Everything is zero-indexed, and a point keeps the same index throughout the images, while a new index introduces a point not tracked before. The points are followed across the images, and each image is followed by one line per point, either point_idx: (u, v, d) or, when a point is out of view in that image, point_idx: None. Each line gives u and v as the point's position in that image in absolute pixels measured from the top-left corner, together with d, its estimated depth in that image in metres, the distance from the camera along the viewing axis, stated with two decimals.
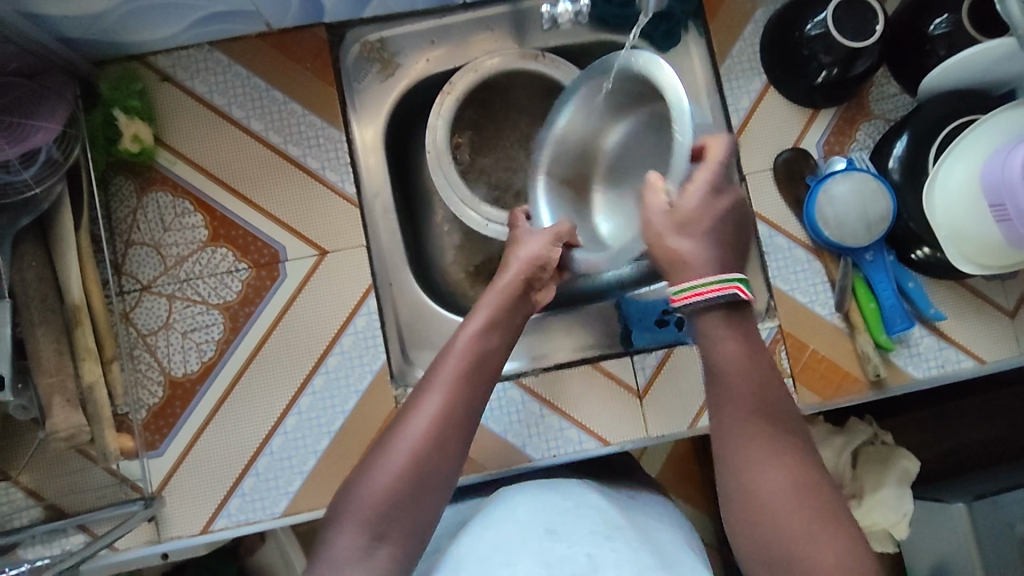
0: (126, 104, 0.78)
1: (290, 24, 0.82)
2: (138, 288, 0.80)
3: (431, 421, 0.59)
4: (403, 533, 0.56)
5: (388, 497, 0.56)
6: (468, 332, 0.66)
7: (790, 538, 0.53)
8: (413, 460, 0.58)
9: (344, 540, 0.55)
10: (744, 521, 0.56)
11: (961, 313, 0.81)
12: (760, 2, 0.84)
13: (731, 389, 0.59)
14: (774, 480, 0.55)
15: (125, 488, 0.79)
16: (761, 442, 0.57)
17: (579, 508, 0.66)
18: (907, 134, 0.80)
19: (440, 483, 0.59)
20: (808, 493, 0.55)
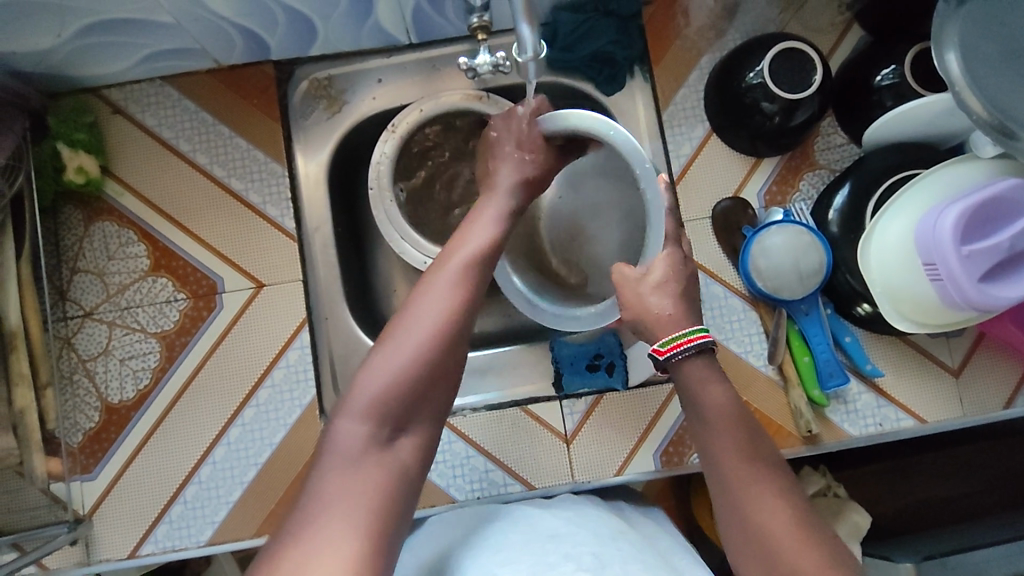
0: (70, 137, 0.81)
1: (238, 62, 0.84)
2: (80, 314, 0.82)
3: (445, 311, 0.59)
4: (421, 424, 0.57)
5: (407, 373, 0.56)
6: (472, 238, 0.67)
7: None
8: (434, 339, 0.58)
9: (363, 428, 0.54)
10: (754, 561, 0.53)
11: (902, 370, 0.80)
12: (705, 49, 0.84)
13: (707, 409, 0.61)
14: (778, 517, 0.53)
15: (56, 510, 0.79)
16: (763, 476, 0.56)
17: (580, 519, 0.66)
18: (849, 185, 0.78)
19: (452, 376, 0.59)
20: (814, 530, 0.53)
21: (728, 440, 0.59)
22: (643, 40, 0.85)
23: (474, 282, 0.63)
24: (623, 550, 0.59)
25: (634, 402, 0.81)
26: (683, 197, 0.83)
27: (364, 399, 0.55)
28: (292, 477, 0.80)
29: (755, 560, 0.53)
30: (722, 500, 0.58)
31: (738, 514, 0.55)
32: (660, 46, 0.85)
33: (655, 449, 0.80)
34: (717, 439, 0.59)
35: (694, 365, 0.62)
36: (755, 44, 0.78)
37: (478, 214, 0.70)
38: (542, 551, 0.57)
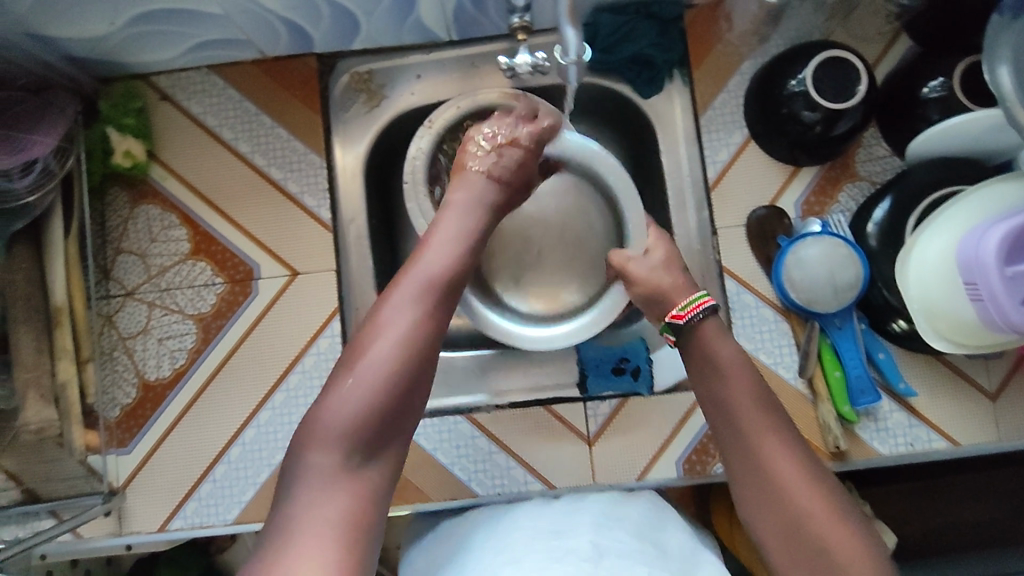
0: (120, 122, 0.84)
1: (283, 53, 0.86)
2: (122, 294, 0.85)
3: (406, 332, 0.59)
4: (390, 449, 0.57)
5: (370, 399, 0.56)
6: (433, 255, 0.65)
7: (811, 523, 0.56)
8: (396, 363, 0.57)
9: (329, 457, 0.55)
10: (762, 507, 0.59)
11: (936, 390, 0.78)
12: (747, 54, 0.83)
13: (732, 403, 0.63)
14: (789, 467, 0.59)
15: (92, 481, 0.82)
16: (770, 430, 0.61)
17: (582, 507, 0.67)
18: (890, 197, 0.76)
19: (417, 396, 0.59)
20: (819, 477, 0.59)
21: (737, 393, 0.63)
22: (684, 43, 0.84)
23: (431, 300, 0.62)
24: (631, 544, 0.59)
25: (658, 407, 0.81)
26: (717, 203, 0.82)
27: (328, 430, 0.55)
28: None
29: (761, 507, 0.59)
30: (735, 462, 0.62)
31: (748, 464, 0.60)
32: (701, 50, 0.84)
33: (678, 456, 0.79)
34: (726, 393, 0.64)
35: (709, 326, 0.67)
36: (799, 51, 0.77)
37: (440, 228, 0.68)
38: (550, 554, 0.58)
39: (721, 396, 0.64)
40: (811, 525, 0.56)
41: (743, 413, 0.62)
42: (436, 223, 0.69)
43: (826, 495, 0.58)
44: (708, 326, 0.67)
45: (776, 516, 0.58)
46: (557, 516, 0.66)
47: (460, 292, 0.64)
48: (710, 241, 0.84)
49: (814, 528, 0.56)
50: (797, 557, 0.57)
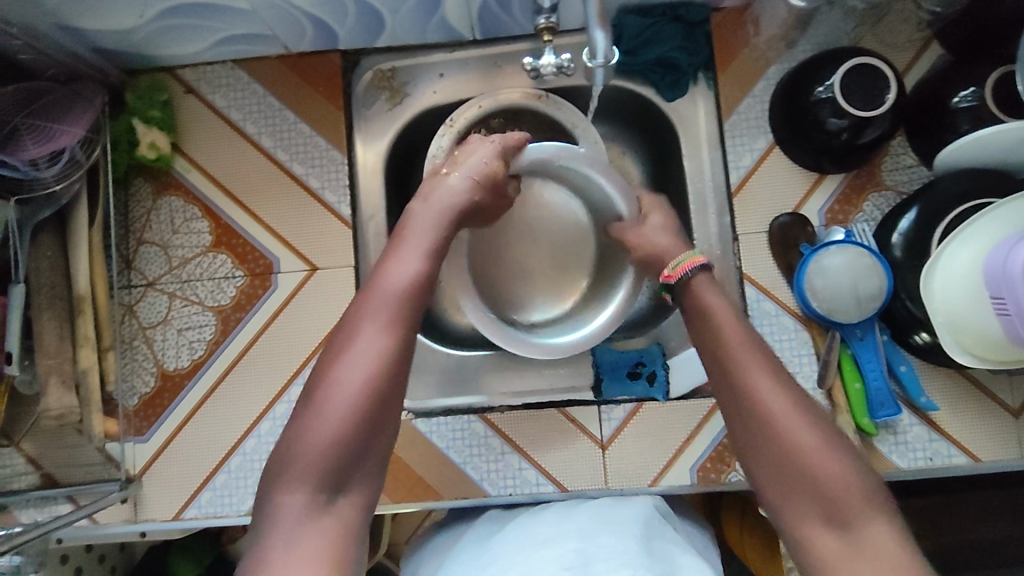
0: (146, 115, 0.84)
1: (307, 49, 0.86)
2: (143, 284, 0.86)
3: (376, 356, 0.55)
4: (360, 483, 0.54)
5: (341, 432, 0.53)
6: (395, 274, 0.61)
7: (800, 450, 0.54)
8: (365, 389, 0.54)
9: (298, 500, 0.51)
10: (749, 438, 0.56)
11: (958, 404, 0.77)
12: (774, 59, 0.82)
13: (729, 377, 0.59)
14: (774, 392, 0.56)
15: (109, 468, 0.84)
16: (757, 357, 0.59)
17: (573, 510, 0.69)
18: (916, 208, 0.75)
19: (387, 424, 0.55)
20: (807, 402, 0.56)
21: (725, 325, 0.61)
22: (710, 47, 0.84)
23: (394, 324, 0.58)
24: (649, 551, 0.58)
25: (676, 414, 0.80)
26: (739, 209, 0.81)
27: (296, 471, 0.52)
28: None
29: (748, 439, 0.57)
30: (737, 430, 0.58)
31: (733, 393, 0.58)
32: (727, 54, 0.83)
33: (692, 463, 0.79)
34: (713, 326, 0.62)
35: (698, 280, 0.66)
36: (827, 57, 0.76)
37: (404, 245, 0.65)
38: (531, 564, 0.58)
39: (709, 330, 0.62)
40: (799, 453, 0.54)
41: (733, 348, 0.60)
42: (402, 240, 0.66)
43: (815, 421, 0.55)
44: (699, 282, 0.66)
45: (763, 446, 0.55)
46: (546, 524, 0.66)
47: (426, 305, 0.61)
48: (731, 247, 0.83)
49: (823, 478, 0.52)
50: (785, 488, 0.54)
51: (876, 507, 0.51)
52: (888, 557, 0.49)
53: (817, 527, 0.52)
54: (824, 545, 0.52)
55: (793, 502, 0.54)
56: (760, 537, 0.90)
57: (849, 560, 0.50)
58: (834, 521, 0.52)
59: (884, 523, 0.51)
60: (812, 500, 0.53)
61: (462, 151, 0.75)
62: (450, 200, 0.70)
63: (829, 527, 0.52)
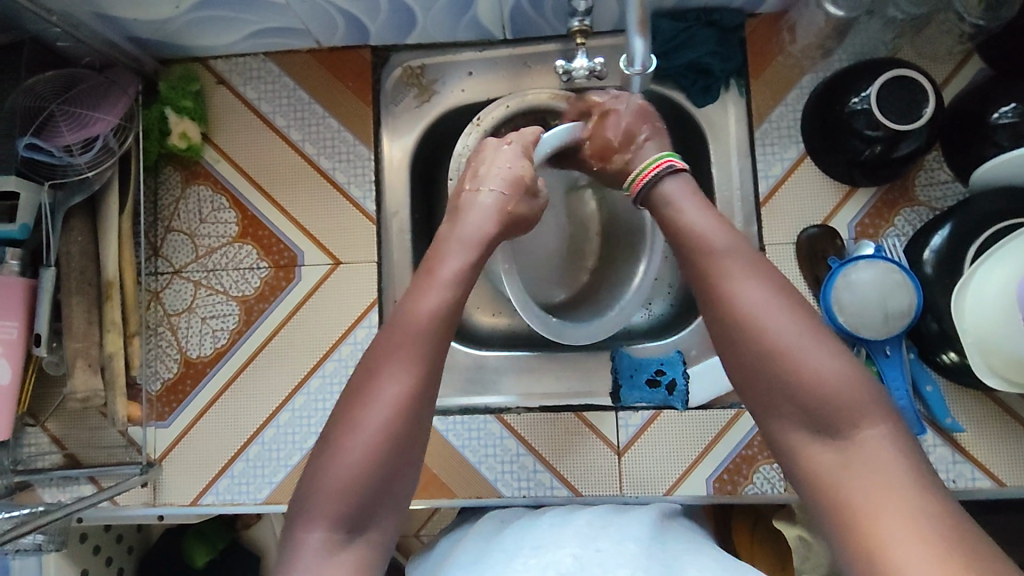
0: (178, 104, 0.85)
1: (339, 43, 0.87)
2: (170, 271, 0.87)
3: (394, 408, 0.55)
4: (379, 520, 0.54)
5: (357, 483, 0.53)
6: (422, 304, 0.60)
7: (787, 357, 0.53)
8: (383, 443, 0.54)
9: (317, 535, 0.52)
10: (734, 349, 0.56)
11: (985, 427, 0.75)
12: (809, 68, 0.81)
13: (716, 298, 0.57)
14: (762, 300, 0.55)
15: (131, 452, 0.85)
16: (741, 265, 0.58)
17: (570, 515, 0.67)
18: (949, 225, 0.73)
19: (409, 456, 0.56)
20: (795, 308, 0.55)
21: (709, 236, 0.60)
22: (743, 53, 0.83)
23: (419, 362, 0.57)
24: (664, 559, 0.58)
25: (695, 424, 0.80)
26: (766, 219, 0.81)
27: (322, 501, 0.52)
28: None
29: (735, 350, 0.56)
30: (722, 340, 0.57)
31: (718, 304, 0.57)
32: (761, 61, 0.82)
33: (708, 475, 0.79)
34: (697, 237, 0.61)
35: (663, 188, 0.67)
36: (864, 68, 0.74)
37: (430, 281, 0.62)
38: (526, 569, 0.55)
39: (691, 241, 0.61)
40: (781, 356, 0.53)
41: (720, 258, 0.59)
42: (430, 270, 0.64)
43: (803, 327, 0.54)
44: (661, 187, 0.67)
45: (748, 356, 0.55)
46: (539, 533, 0.63)
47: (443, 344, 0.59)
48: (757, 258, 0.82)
49: (813, 389, 0.52)
50: (774, 395, 0.54)
51: (871, 414, 0.51)
52: (882, 461, 0.49)
53: (806, 435, 0.52)
54: (817, 452, 0.52)
55: (783, 409, 0.53)
56: (771, 547, 0.90)
57: (842, 467, 0.50)
58: (821, 427, 0.51)
59: (877, 424, 0.50)
60: (801, 406, 0.52)
61: (491, 163, 0.75)
62: (480, 220, 0.69)
63: (815, 433, 0.52)
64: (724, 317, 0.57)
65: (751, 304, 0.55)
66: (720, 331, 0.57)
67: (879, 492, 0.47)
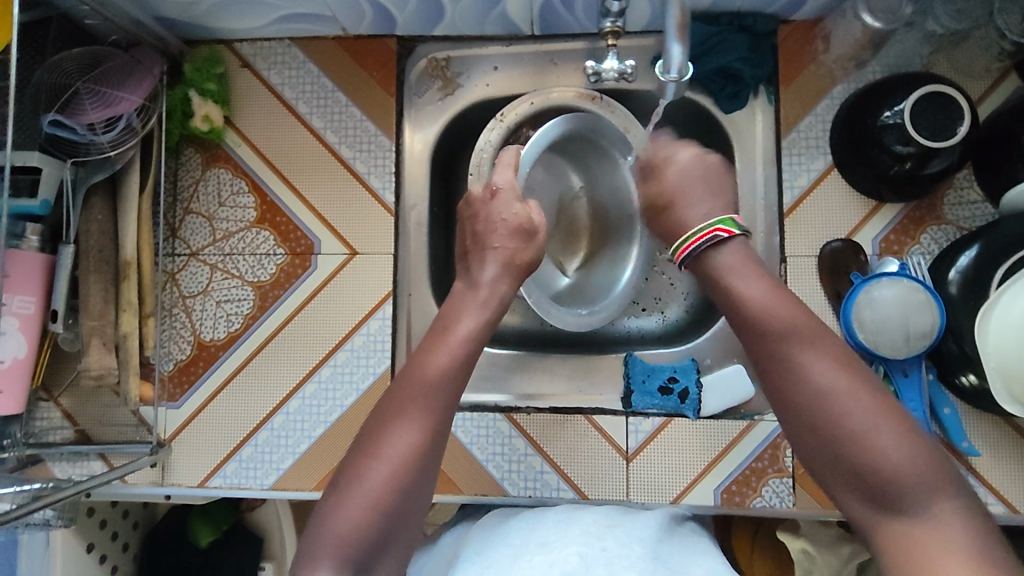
0: (202, 87, 0.85)
1: (365, 32, 0.86)
2: (187, 253, 0.87)
3: (405, 457, 0.55)
4: (386, 540, 0.54)
5: (366, 531, 0.53)
6: (435, 356, 0.61)
7: (856, 432, 0.52)
8: (391, 487, 0.54)
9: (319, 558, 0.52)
10: (801, 423, 0.55)
11: (1001, 452, 0.74)
12: (841, 77, 0.79)
13: (782, 373, 0.56)
14: (829, 375, 0.54)
15: (142, 431, 0.86)
16: (807, 340, 0.56)
17: (576, 512, 0.66)
18: (977, 246, 0.71)
19: (414, 489, 0.55)
20: (861, 380, 0.54)
21: (766, 311, 0.59)
22: (775, 59, 0.81)
23: (434, 409, 0.58)
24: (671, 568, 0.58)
25: (705, 434, 0.79)
26: (788, 230, 0.80)
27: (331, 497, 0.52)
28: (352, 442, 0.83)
29: (802, 425, 0.55)
30: (788, 412, 0.56)
31: (783, 375, 0.56)
32: (793, 68, 0.81)
33: (716, 485, 0.78)
34: (754, 311, 0.60)
35: (710, 253, 0.65)
36: (899, 82, 0.73)
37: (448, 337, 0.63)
38: (532, 568, 0.55)
39: (749, 308, 0.60)
40: (853, 428, 0.52)
41: (786, 326, 0.57)
42: (446, 328, 0.64)
43: (872, 398, 0.53)
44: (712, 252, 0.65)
45: (818, 428, 0.54)
46: (542, 531, 0.62)
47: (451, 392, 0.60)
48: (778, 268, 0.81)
49: (885, 463, 0.51)
50: (841, 470, 0.53)
51: (938, 485, 0.50)
52: (949, 537, 0.48)
53: (872, 510, 0.52)
54: (884, 528, 0.51)
55: (851, 485, 0.53)
56: (772, 557, 0.89)
57: (909, 544, 0.49)
58: (892, 504, 0.51)
59: (949, 500, 0.50)
60: (871, 483, 0.51)
61: None
62: (491, 278, 0.71)
63: (885, 510, 0.51)
64: (790, 393, 0.56)
65: (820, 378, 0.54)
66: (787, 406, 0.56)
67: (942, 564, 0.46)
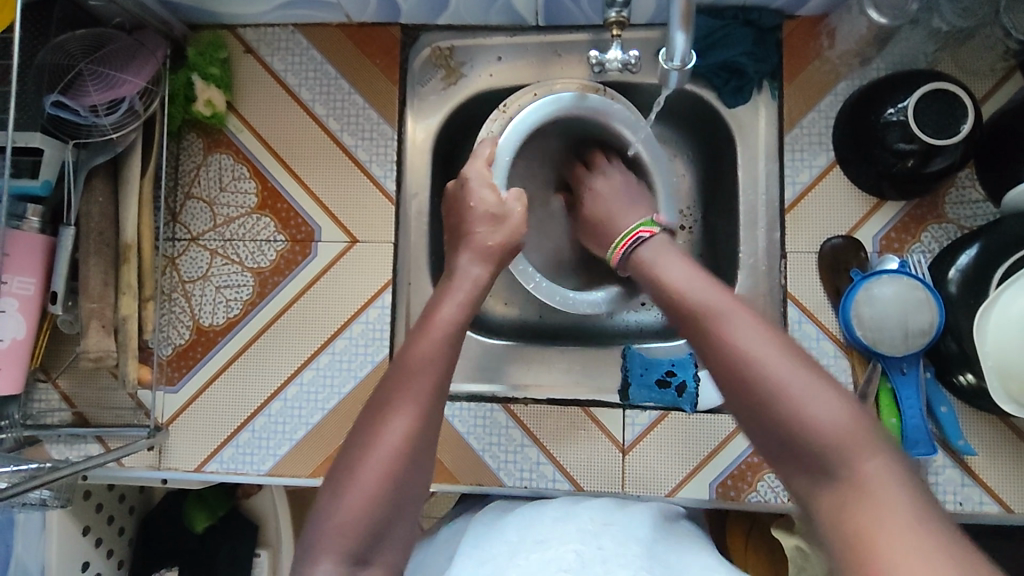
0: (205, 71, 0.84)
1: (369, 19, 0.86)
2: (186, 238, 0.87)
3: (399, 444, 0.55)
4: (385, 534, 0.53)
5: (361, 520, 0.52)
6: (430, 347, 0.60)
7: (783, 396, 0.50)
8: (387, 473, 0.53)
9: (315, 544, 0.52)
10: (732, 395, 0.53)
11: (997, 452, 0.74)
12: (846, 74, 0.79)
13: (710, 348, 0.55)
14: (755, 342, 0.52)
15: (140, 415, 0.86)
16: (733, 312, 0.55)
17: (574, 507, 0.66)
18: (978, 245, 0.70)
19: (414, 481, 0.55)
20: (787, 346, 0.52)
21: (695, 289, 0.59)
22: (779, 55, 0.81)
23: (426, 396, 0.58)
24: (665, 561, 0.58)
25: (702, 427, 0.79)
26: (789, 226, 0.79)
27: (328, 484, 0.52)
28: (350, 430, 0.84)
29: (732, 396, 0.53)
30: (721, 388, 0.54)
31: (711, 350, 0.54)
32: (797, 64, 0.80)
33: (711, 480, 0.78)
34: (685, 291, 0.60)
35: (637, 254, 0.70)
36: (903, 79, 0.73)
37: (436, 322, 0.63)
38: (527, 566, 0.54)
39: (675, 296, 0.60)
40: (781, 391, 0.50)
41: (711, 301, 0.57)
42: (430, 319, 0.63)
43: (799, 363, 0.51)
44: (639, 250, 0.70)
45: (747, 398, 0.51)
46: (538, 525, 0.62)
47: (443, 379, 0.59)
48: (778, 265, 0.81)
49: (814, 426, 0.48)
50: (774, 440, 0.50)
51: (869, 445, 0.47)
52: (885, 496, 0.45)
53: (808, 479, 0.49)
54: (820, 496, 0.48)
55: (784, 455, 0.50)
56: (766, 554, 0.89)
57: (842, 509, 0.46)
58: (825, 468, 0.48)
59: (881, 460, 0.47)
60: (803, 448, 0.49)
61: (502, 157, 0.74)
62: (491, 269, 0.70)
63: (819, 476, 0.48)
64: (717, 366, 0.54)
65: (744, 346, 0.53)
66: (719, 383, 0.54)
67: (876, 528, 0.43)
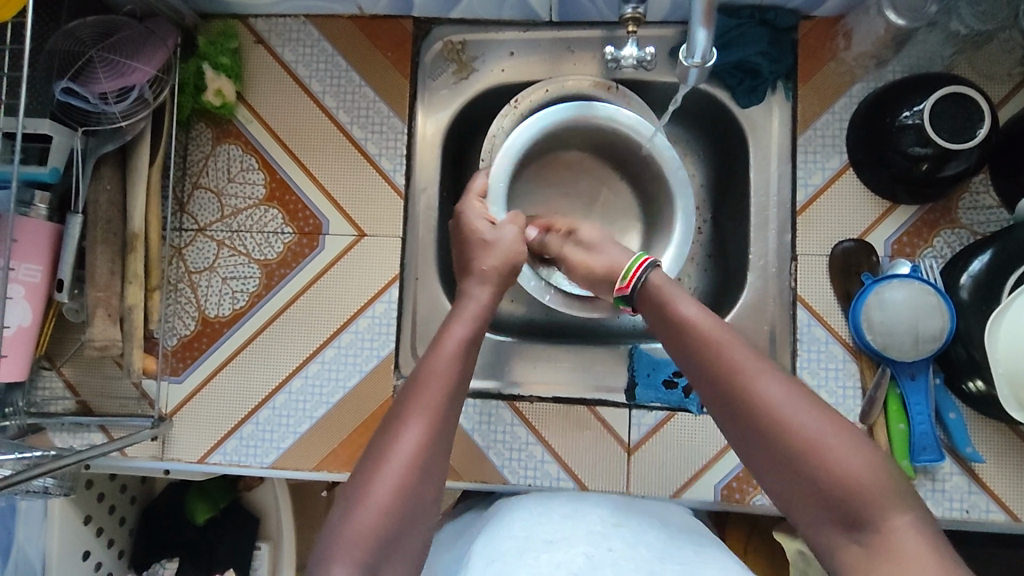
0: (216, 60, 0.84)
1: (381, 11, 0.86)
2: (194, 229, 0.87)
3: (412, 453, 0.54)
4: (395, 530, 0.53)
5: (374, 526, 0.52)
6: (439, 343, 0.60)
7: (809, 449, 0.50)
8: (399, 477, 0.53)
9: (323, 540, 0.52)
10: (754, 446, 0.52)
11: (1006, 460, 0.74)
12: (861, 76, 0.79)
13: (728, 397, 0.54)
14: (777, 392, 0.52)
15: (143, 405, 0.86)
16: (751, 356, 0.54)
17: (581, 506, 0.65)
18: (991, 251, 0.70)
19: (426, 485, 0.55)
20: (809, 396, 0.52)
21: (705, 323, 0.58)
22: (794, 55, 0.80)
23: (435, 394, 0.58)
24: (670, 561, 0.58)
25: (708, 428, 0.79)
26: (800, 228, 0.79)
27: None
28: (355, 425, 0.83)
29: (755, 448, 0.52)
30: (743, 438, 0.53)
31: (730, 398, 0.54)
32: (812, 65, 0.80)
33: (716, 482, 0.78)
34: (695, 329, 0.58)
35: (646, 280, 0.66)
36: (920, 82, 0.72)
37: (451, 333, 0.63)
38: (535, 567, 0.54)
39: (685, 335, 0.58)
40: (806, 443, 0.50)
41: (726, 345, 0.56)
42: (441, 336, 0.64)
43: (821, 413, 0.52)
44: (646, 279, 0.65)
45: (771, 450, 0.51)
46: (545, 524, 0.62)
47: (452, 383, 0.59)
48: (788, 267, 0.81)
49: (841, 478, 0.49)
50: (799, 492, 0.51)
51: (896, 499, 0.48)
52: (914, 551, 0.46)
53: (834, 531, 0.49)
54: (845, 549, 0.49)
55: (811, 508, 0.50)
56: (768, 558, 0.89)
57: (873, 564, 0.47)
58: (853, 522, 0.48)
59: (906, 515, 0.48)
60: (824, 499, 0.49)
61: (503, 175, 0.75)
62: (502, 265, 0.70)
63: (847, 529, 0.49)
64: (736, 416, 0.53)
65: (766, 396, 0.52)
66: (741, 433, 0.53)
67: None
